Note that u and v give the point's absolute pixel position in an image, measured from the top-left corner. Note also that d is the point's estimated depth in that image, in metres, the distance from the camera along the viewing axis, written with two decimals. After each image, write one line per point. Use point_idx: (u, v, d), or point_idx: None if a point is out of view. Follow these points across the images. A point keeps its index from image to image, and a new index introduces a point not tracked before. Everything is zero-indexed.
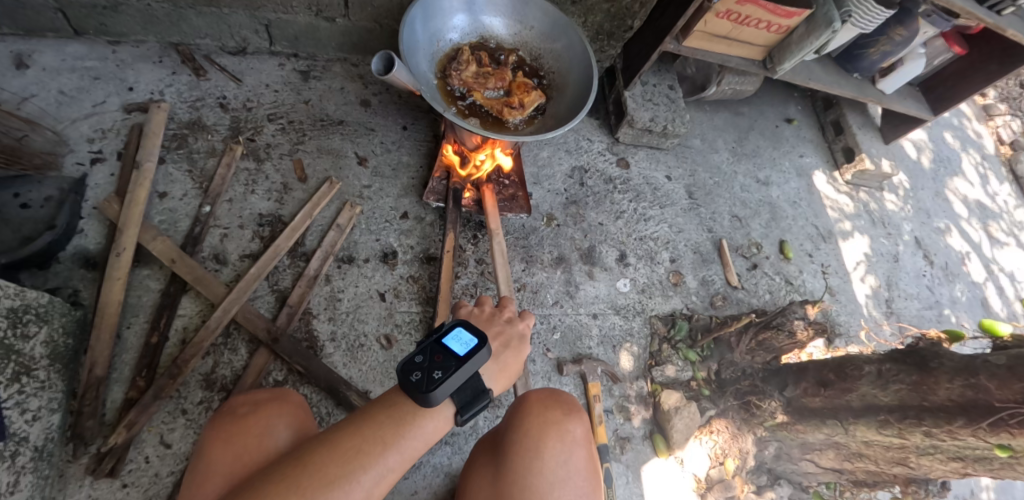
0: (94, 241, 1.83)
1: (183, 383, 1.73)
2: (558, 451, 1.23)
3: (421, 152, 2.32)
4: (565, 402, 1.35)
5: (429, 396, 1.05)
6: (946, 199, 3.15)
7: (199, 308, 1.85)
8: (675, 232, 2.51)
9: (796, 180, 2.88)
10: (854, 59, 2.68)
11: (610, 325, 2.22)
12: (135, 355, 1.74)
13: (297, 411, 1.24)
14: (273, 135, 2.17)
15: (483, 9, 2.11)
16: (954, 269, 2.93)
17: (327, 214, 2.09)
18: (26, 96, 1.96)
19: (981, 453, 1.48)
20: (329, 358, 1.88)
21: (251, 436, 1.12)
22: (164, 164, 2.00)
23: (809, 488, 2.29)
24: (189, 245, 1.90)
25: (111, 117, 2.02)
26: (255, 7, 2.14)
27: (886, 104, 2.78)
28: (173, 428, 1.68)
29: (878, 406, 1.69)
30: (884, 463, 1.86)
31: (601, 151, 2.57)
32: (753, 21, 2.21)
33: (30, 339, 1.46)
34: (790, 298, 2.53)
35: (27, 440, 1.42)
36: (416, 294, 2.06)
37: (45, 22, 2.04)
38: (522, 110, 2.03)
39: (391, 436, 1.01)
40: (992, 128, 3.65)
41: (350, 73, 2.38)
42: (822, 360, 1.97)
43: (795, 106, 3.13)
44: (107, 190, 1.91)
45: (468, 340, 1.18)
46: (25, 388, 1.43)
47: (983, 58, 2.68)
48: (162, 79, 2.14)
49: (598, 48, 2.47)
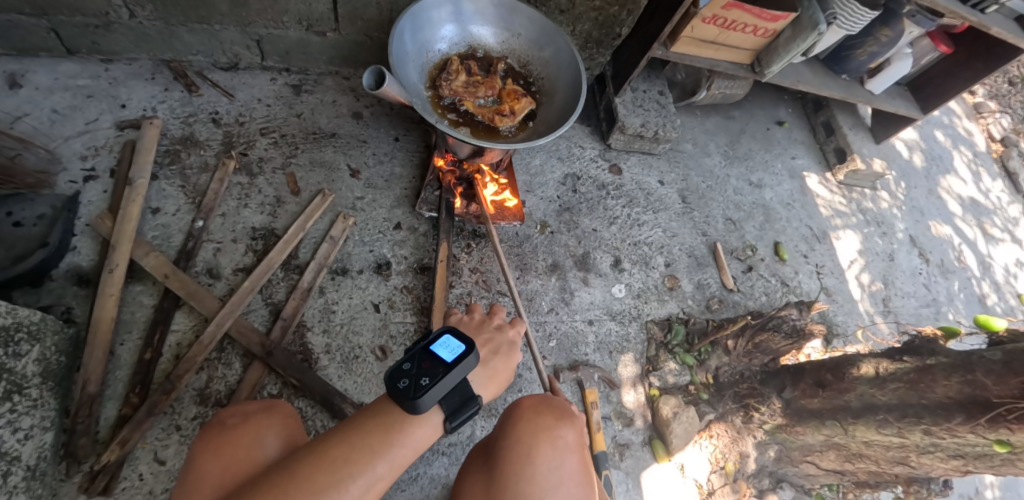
0: (87, 258, 1.83)
1: (177, 398, 1.72)
2: (551, 457, 1.22)
3: (413, 163, 2.33)
4: (557, 408, 1.34)
5: (416, 403, 1.05)
6: (940, 197, 3.16)
7: (193, 323, 1.85)
8: (670, 236, 2.51)
9: (789, 181, 2.89)
10: (841, 61, 2.70)
11: (607, 330, 2.22)
12: (128, 371, 1.73)
13: (286, 422, 1.23)
14: (266, 148, 2.18)
15: (471, 18, 2.13)
16: (950, 266, 2.93)
17: (320, 227, 2.10)
18: (19, 115, 1.97)
19: (981, 450, 1.46)
20: (324, 371, 1.87)
21: (240, 447, 1.11)
22: (157, 180, 2.01)
23: (812, 490, 2.27)
24: (182, 260, 1.90)
25: (104, 134, 2.03)
26: (246, 23, 2.16)
27: (874, 104, 2.80)
28: (167, 444, 1.67)
29: (876, 406, 1.68)
30: (885, 463, 1.84)
31: (593, 158, 2.58)
32: (739, 26, 2.24)
33: (21, 358, 1.46)
34: (787, 299, 2.53)
35: (20, 459, 1.41)
36: (411, 305, 2.05)
37: (38, 41, 2.05)
38: (513, 116, 2.05)
39: (379, 444, 1.01)
40: (983, 125, 3.67)
41: (342, 86, 2.40)
42: (820, 360, 1.96)
43: (786, 108, 3.15)
44: (100, 207, 1.91)
45: (456, 347, 1.18)
46: (17, 407, 1.42)
47: (970, 56, 2.71)
48: (155, 95, 2.15)
49: (587, 56, 2.49)
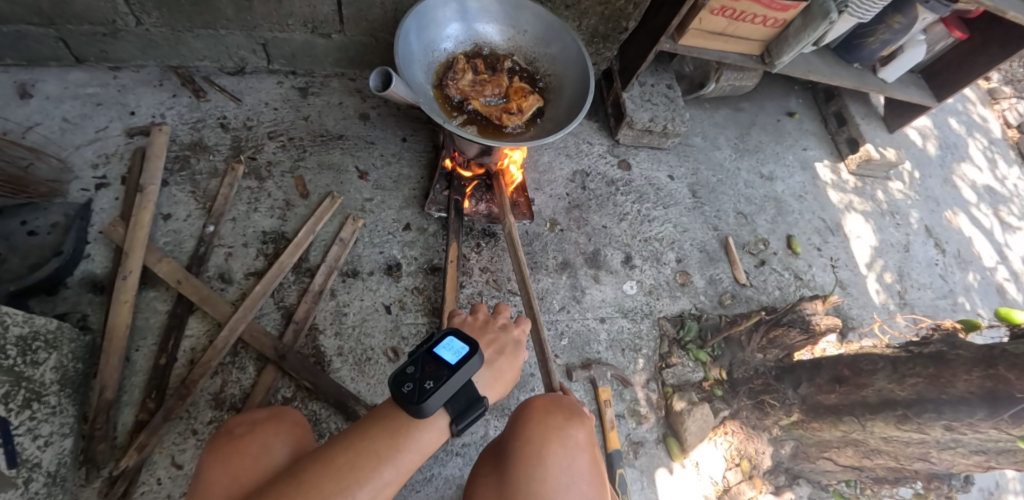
0: (101, 265, 1.85)
1: (193, 403, 1.73)
2: (561, 457, 1.22)
3: (421, 163, 2.33)
4: (568, 408, 1.34)
5: (421, 407, 1.04)
6: (954, 185, 3.10)
7: (206, 328, 1.85)
8: (680, 231, 2.48)
9: (800, 173, 2.85)
10: (853, 49, 2.64)
11: (618, 328, 2.20)
12: (144, 377, 1.74)
13: (295, 430, 1.24)
14: (274, 152, 2.18)
15: (476, 16, 2.11)
16: (967, 257, 2.88)
17: (329, 229, 2.10)
18: (30, 125, 1.99)
19: (1005, 445, 1.41)
20: (337, 373, 1.88)
21: (248, 456, 1.12)
22: (167, 186, 2.02)
23: (830, 486, 2.22)
24: (194, 266, 1.91)
25: (114, 142, 2.04)
26: (251, 27, 2.16)
27: (887, 92, 2.75)
28: (183, 448, 1.68)
29: (895, 401, 1.65)
30: (904, 459, 1.78)
31: (602, 154, 2.56)
32: (748, 17, 2.20)
33: (39, 366, 1.48)
34: (800, 293, 2.50)
35: (40, 466, 1.43)
36: (422, 306, 2.05)
37: (47, 51, 2.06)
38: (520, 114, 2.04)
39: (386, 449, 1.00)
40: (997, 111, 3.60)
41: (348, 87, 2.40)
42: (836, 356, 1.94)
43: (796, 99, 3.11)
44: (112, 215, 1.93)
45: (459, 349, 1.18)
46: (36, 415, 1.44)
47: (985, 41, 2.65)
48: (163, 102, 2.16)
49: (594, 51, 2.47)
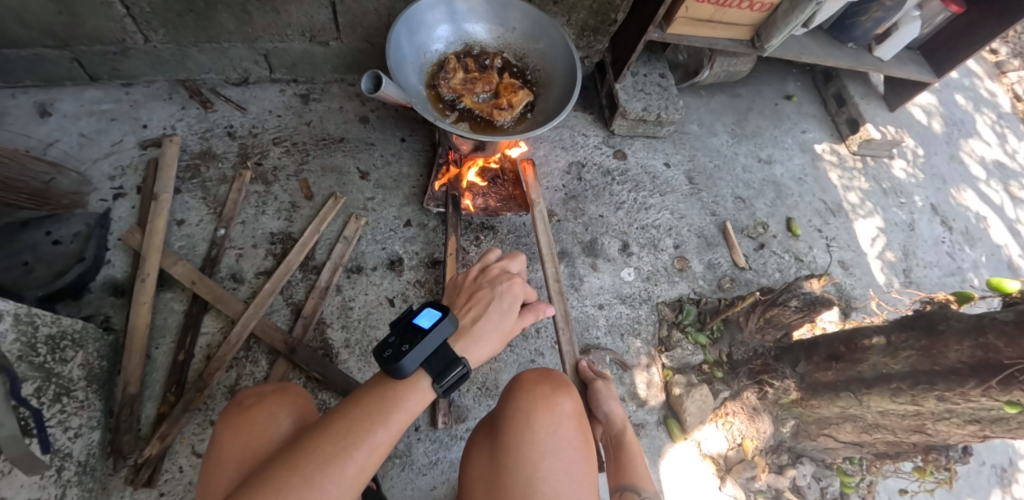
0: (121, 270, 1.97)
1: (210, 395, 1.84)
2: (548, 424, 1.27)
3: (420, 162, 2.41)
4: (556, 379, 1.40)
5: (398, 367, 1.12)
6: (961, 161, 3.06)
7: (220, 326, 1.96)
8: (677, 218, 2.52)
9: (799, 155, 2.85)
10: (847, 29, 2.64)
11: (617, 314, 2.25)
12: (164, 372, 1.86)
13: (298, 400, 1.31)
14: (279, 157, 2.29)
15: (465, 16, 2.18)
16: (976, 233, 2.84)
17: (334, 228, 2.19)
18: (52, 142, 2.13)
19: (997, 413, 1.42)
20: (345, 364, 1.96)
21: (256, 426, 1.20)
22: (180, 194, 2.14)
23: (834, 465, 2.23)
24: (207, 267, 2.02)
25: (129, 154, 2.17)
26: (252, 39, 2.26)
27: (885, 70, 2.73)
28: (203, 438, 1.79)
29: (889, 375, 1.66)
30: (902, 432, 1.79)
31: (597, 145, 2.60)
32: (734, 2, 2.22)
33: (67, 363, 1.60)
34: (801, 275, 2.51)
35: (71, 455, 1.55)
36: (424, 298, 2.13)
37: (64, 72, 2.20)
38: (511, 109, 2.10)
39: (378, 412, 1.08)
40: (1006, 84, 3.53)
41: (348, 92, 2.49)
42: (833, 334, 1.95)
43: (794, 82, 3.11)
44: (129, 222, 2.05)
45: (434, 314, 1.22)
46: (66, 408, 1.56)
47: (983, 15, 2.62)
48: (173, 114, 2.28)
49: (585, 44, 2.52)
